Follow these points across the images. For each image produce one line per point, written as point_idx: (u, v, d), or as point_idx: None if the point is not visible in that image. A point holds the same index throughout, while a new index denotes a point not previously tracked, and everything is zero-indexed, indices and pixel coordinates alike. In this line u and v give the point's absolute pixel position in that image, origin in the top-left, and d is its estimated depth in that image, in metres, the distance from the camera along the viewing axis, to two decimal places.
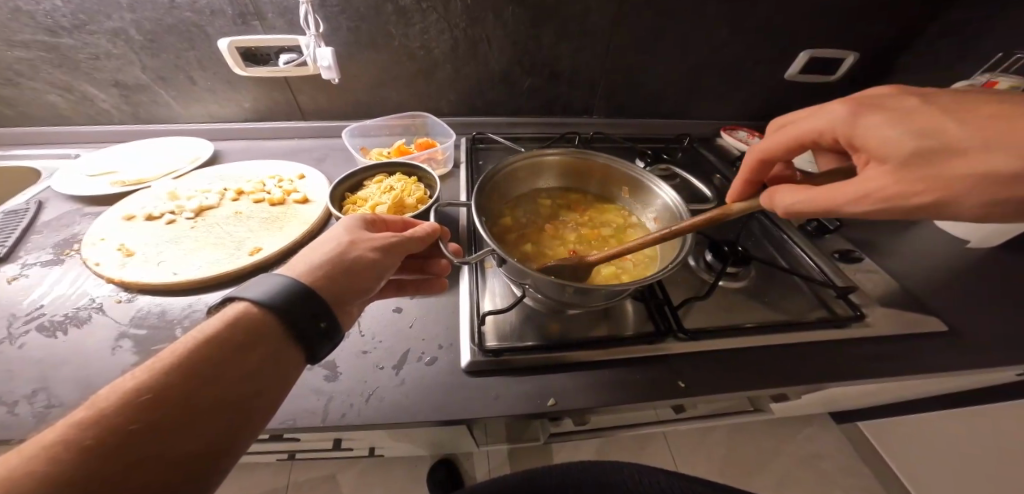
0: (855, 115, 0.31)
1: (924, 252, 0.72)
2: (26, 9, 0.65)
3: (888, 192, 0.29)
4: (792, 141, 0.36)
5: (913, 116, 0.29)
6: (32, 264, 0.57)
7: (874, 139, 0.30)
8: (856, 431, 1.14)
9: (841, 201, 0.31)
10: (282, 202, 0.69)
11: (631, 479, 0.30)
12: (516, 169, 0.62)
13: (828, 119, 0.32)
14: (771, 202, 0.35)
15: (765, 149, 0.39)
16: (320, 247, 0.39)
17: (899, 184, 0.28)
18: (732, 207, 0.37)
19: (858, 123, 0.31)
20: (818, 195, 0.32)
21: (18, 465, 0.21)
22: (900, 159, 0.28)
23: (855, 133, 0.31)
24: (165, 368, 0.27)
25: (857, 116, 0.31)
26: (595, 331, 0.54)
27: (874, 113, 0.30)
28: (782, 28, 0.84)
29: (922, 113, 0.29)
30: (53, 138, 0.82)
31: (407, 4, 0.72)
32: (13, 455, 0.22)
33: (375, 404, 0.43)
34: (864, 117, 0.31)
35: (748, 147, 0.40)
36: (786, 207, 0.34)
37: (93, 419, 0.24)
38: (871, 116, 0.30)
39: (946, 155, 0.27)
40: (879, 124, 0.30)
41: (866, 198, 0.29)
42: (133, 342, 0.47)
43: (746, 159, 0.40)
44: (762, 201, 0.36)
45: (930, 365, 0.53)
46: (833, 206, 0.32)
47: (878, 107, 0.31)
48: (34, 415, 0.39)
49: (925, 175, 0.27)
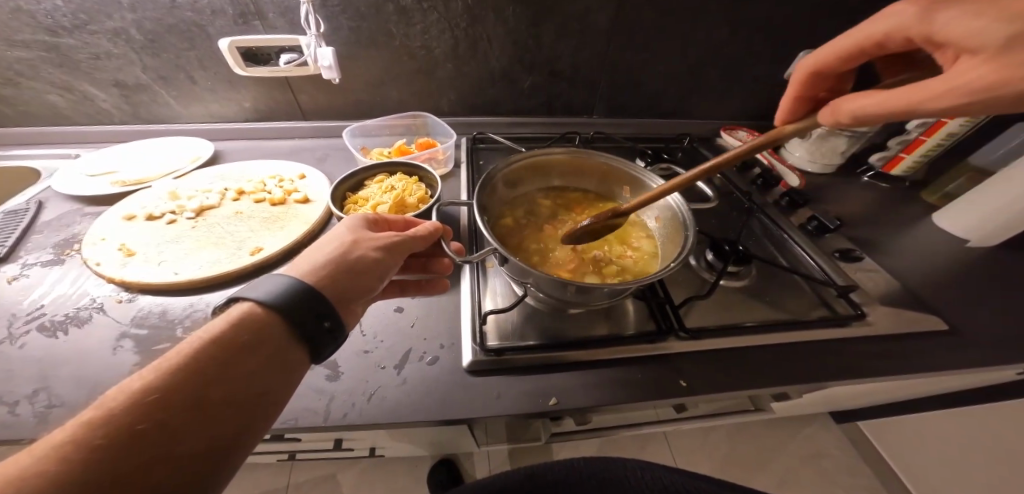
0: (928, 11, 0.28)
1: (924, 251, 0.72)
2: (26, 8, 0.65)
3: (977, 86, 0.25)
4: (853, 48, 0.34)
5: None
6: (32, 264, 0.57)
7: (959, 29, 0.26)
8: (856, 430, 1.15)
9: (920, 99, 0.27)
10: (283, 201, 0.69)
11: (633, 477, 0.30)
12: (515, 169, 0.62)
13: (895, 19, 0.30)
14: (836, 113, 0.32)
15: (818, 62, 0.37)
16: (324, 246, 0.39)
17: (994, 73, 0.24)
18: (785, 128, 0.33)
19: (934, 17, 0.28)
20: (888, 98, 0.29)
21: (29, 464, 0.21)
22: (997, 46, 0.24)
23: (936, 27, 0.28)
24: (173, 368, 0.27)
25: (931, 9, 0.28)
26: (596, 330, 0.54)
27: (955, 1, 0.27)
28: (782, 28, 0.84)
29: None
30: (53, 138, 0.82)
31: (408, 4, 0.72)
32: (22, 455, 0.22)
33: (377, 403, 0.43)
34: (942, 11, 0.27)
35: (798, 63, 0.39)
36: (851, 112, 0.31)
37: (102, 418, 0.24)
38: (952, 7, 0.27)
39: None
40: (960, 12, 0.26)
41: (951, 94, 0.26)
42: (134, 342, 0.47)
43: (799, 72, 0.39)
44: (820, 118, 0.33)
45: (931, 364, 0.53)
46: (905, 109, 0.28)
47: None
48: (35, 415, 0.39)
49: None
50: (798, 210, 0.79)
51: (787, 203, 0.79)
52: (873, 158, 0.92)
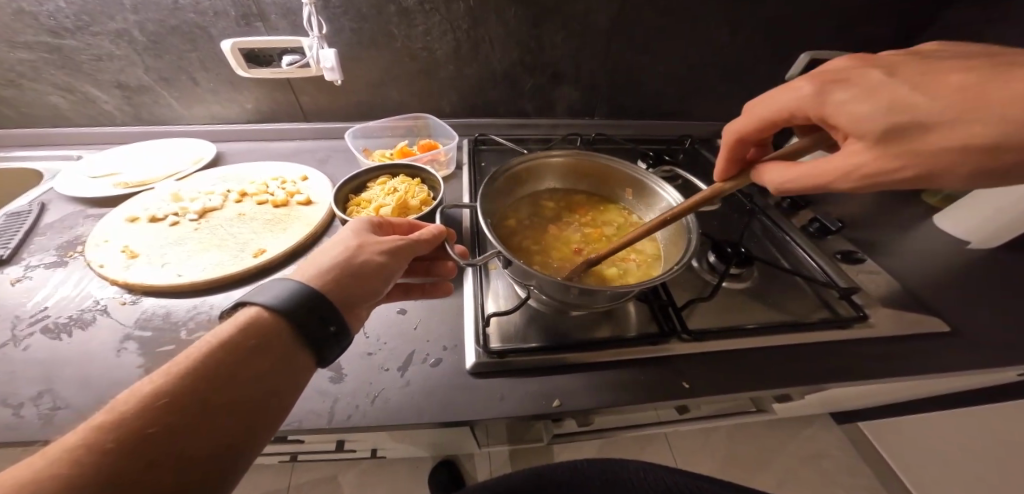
0: (820, 94, 0.30)
1: (925, 252, 0.73)
2: (29, 10, 0.65)
3: (869, 171, 0.28)
4: (764, 121, 0.35)
5: (880, 91, 0.27)
6: (36, 266, 0.57)
7: (845, 117, 0.29)
8: (856, 431, 1.15)
9: (829, 178, 0.30)
10: (286, 203, 0.69)
11: (635, 476, 0.30)
12: (519, 171, 0.62)
13: (795, 98, 0.31)
14: (764, 180, 0.35)
15: (741, 129, 0.37)
16: (330, 250, 0.40)
17: (876, 163, 0.28)
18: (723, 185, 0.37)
19: (828, 101, 0.29)
20: (805, 175, 0.31)
21: (43, 467, 0.22)
22: (878, 135, 0.27)
23: (827, 111, 0.30)
24: (182, 372, 0.27)
25: (823, 93, 0.30)
26: (599, 332, 0.54)
27: (840, 88, 0.29)
28: (783, 30, 0.84)
29: (888, 86, 0.27)
30: (55, 140, 0.82)
31: (410, 6, 0.72)
32: (35, 459, 0.22)
33: (381, 405, 0.43)
34: (832, 95, 0.29)
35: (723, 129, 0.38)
36: (777, 185, 0.34)
37: (113, 421, 0.24)
38: (840, 94, 0.29)
39: (920, 130, 0.26)
40: (847, 101, 0.28)
41: (849, 177, 0.29)
42: (138, 344, 0.47)
43: (723, 139, 0.39)
44: (752, 177, 0.36)
45: (932, 366, 0.53)
46: (821, 184, 0.31)
47: (844, 83, 0.29)
48: (40, 417, 0.39)
49: (906, 148, 0.26)
50: (799, 211, 0.79)
51: (789, 205, 0.79)
52: None
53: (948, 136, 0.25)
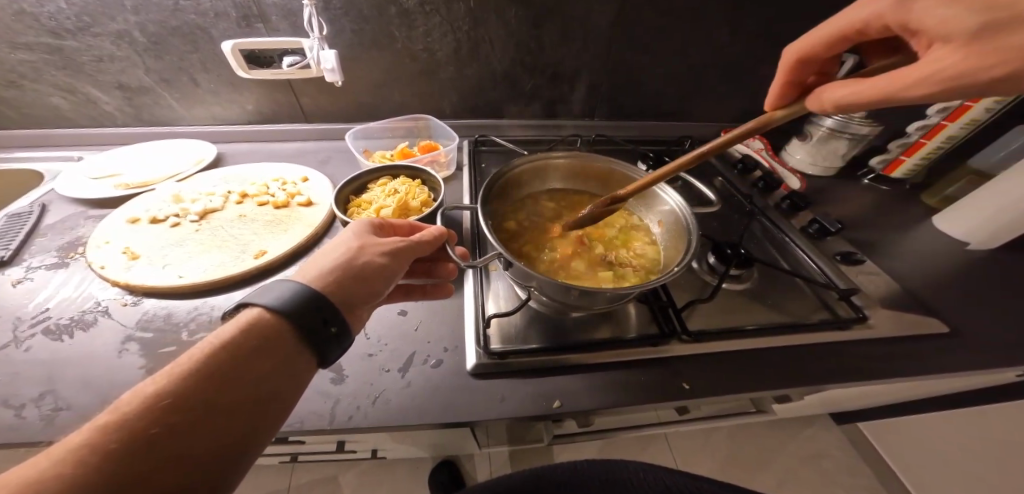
0: (902, 1, 0.32)
1: (924, 253, 0.73)
2: (30, 11, 0.65)
3: (949, 73, 0.28)
4: (836, 35, 0.38)
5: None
6: (37, 267, 0.57)
7: (930, 19, 0.30)
8: (856, 431, 1.15)
9: (895, 88, 0.31)
10: (287, 204, 0.69)
11: (636, 476, 0.30)
12: (520, 172, 0.62)
13: (874, 9, 0.33)
14: (819, 100, 0.35)
15: (804, 50, 0.40)
16: (332, 251, 0.40)
17: (962, 63, 0.28)
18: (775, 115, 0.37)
19: (912, 4, 0.31)
20: (869, 88, 0.32)
21: (47, 468, 0.22)
22: (966, 37, 0.28)
23: (911, 13, 0.31)
24: (184, 373, 0.27)
25: (906, 1, 0.31)
26: (597, 334, 0.54)
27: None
28: (784, 30, 0.84)
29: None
30: (56, 141, 0.82)
31: (411, 6, 0.72)
32: (38, 459, 0.23)
33: (382, 406, 0.43)
34: (917, 1, 0.30)
35: (787, 48, 0.42)
36: (833, 102, 0.34)
37: (116, 422, 0.24)
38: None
39: (1017, 24, 0.26)
40: (933, 3, 0.29)
41: (923, 82, 0.29)
42: (140, 345, 0.48)
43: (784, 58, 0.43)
44: (806, 103, 0.37)
45: (932, 366, 0.53)
46: (887, 97, 0.32)
47: None
48: (42, 417, 0.39)
49: (998, 45, 0.27)
50: (799, 213, 0.79)
51: (789, 206, 0.79)
52: (874, 162, 0.90)
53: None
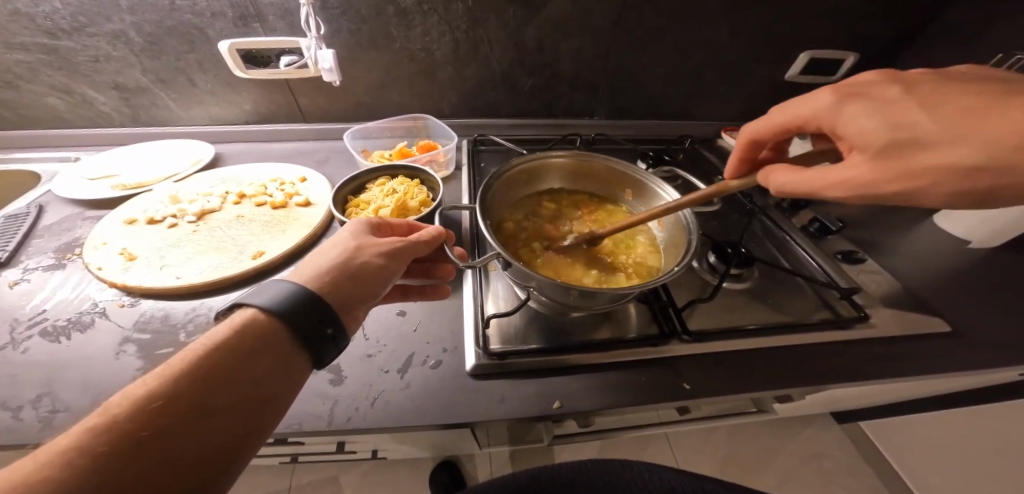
0: (839, 105, 0.33)
1: (926, 252, 0.73)
2: (25, 11, 0.64)
3: (861, 182, 0.31)
4: (780, 127, 0.39)
5: (892, 105, 0.31)
6: (34, 268, 0.57)
7: (851, 129, 0.32)
8: (857, 430, 1.15)
9: (823, 186, 0.33)
10: (285, 204, 0.69)
11: (638, 478, 0.30)
12: (519, 171, 0.62)
13: (816, 105, 0.34)
14: (767, 182, 0.36)
15: (757, 131, 0.41)
16: (329, 251, 0.40)
17: (874, 171, 0.30)
18: (730, 183, 0.39)
19: (843, 111, 0.33)
20: (806, 180, 0.34)
21: (35, 470, 0.21)
22: (876, 148, 0.30)
23: (838, 123, 0.33)
24: (177, 374, 0.27)
25: (840, 106, 0.33)
26: (598, 334, 0.54)
27: (857, 102, 0.32)
28: (784, 30, 0.84)
29: (902, 100, 0.30)
30: (54, 141, 0.82)
31: (408, 6, 0.71)
32: (27, 460, 0.22)
33: (381, 407, 0.43)
34: (848, 106, 0.33)
35: (738, 130, 0.42)
36: (778, 186, 0.36)
37: (106, 424, 0.24)
38: (854, 105, 0.32)
39: (915, 146, 0.29)
40: (860, 111, 0.32)
41: (844, 185, 0.31)
42: (137, 346, 0.47)
43: (740, 137, 0.43)
44: (757, 179, 0.37)
45: (935, 365, 0.53)
46: (815, 191, 0.34)
47: (861, 97, 0.32)
48: (39, 419, 0.39)
49: (900, 163, 0.29)
50: (800, 211, 0.79)
51: (789, 205, 0.79)
52: None
53: (936, 154, 0.28)
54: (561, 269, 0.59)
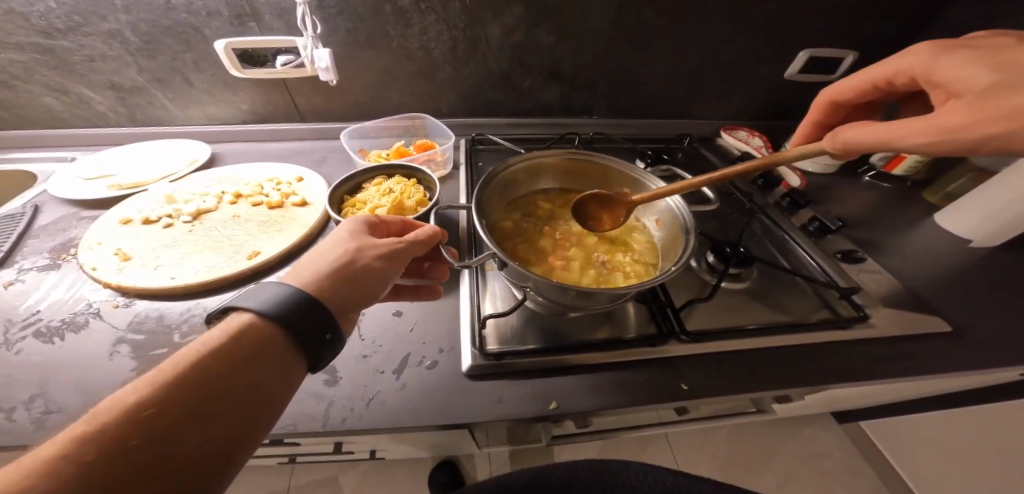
0: (936, 55, 0.36)
1: (926, 251, 0.72)
2: (20, 10, 0.64)
3: (953, 123, 0.31)
4: (867, 84, 0.44)
5: (997, 53, 0.32)
6: (29, 269, 0.57)
7: (953, 74, 0.34)
8: (858, 430, 1.14)
9: (906, 132, 0.32)
10: (281, 204, 0.68)
11: (636, 478, 0.30)
12: (516, 170, 0.61)
13: (913, 58, 0.38)
14: (833, 139, 0.36)
15: (833, 95, 0.48)
16: (326, 252, 0.39)
17: (971, 111, 0.31)
18: (788, 153, 0.37)
19: (940, 59, 0.36)
20: (883, 129, 0.34)
21: (17, 479, 0.21)
22: (977, 91, 0.32)
23: (937, 70, 0.36)
24: (169, 380, 0.27)
25: (937, 56, 0.36)
26: (596, 334, 0.53)
27: (957, 51, 0.35)
28: (783, 28, 0.83)
29: (1011, 49, 0.32)
30: (50, 141, 0.82)
31: (405, 5, 0.71)
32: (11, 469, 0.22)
33: (377, 408, 0.43)
34: (949, 55, 0.35)
35: (819, 93, 0.49)
36: (844, 139, 0.36)
37: (94, 432, 0.24)
38: (954, 53, 0.35)
39: (1018, 87, 0.30)
40: (960, 58, 0.34)
41: (926, 129, 0.32)
42: (132, 347, 0.47)
43: (817, 100, 0.50)
44: (825, 139, 0.37)
45: (936, 365, 0.53)
46: (888, 142, 0.34)
47: (961, 48, 0.35)
48: (32, 421, 0.39)
49: (997, 104, 0.30)
50: (799, 210, 0.78)
51: (789, 203, 0.78)
52: None
53: None
54: (556, 269, 0.58)
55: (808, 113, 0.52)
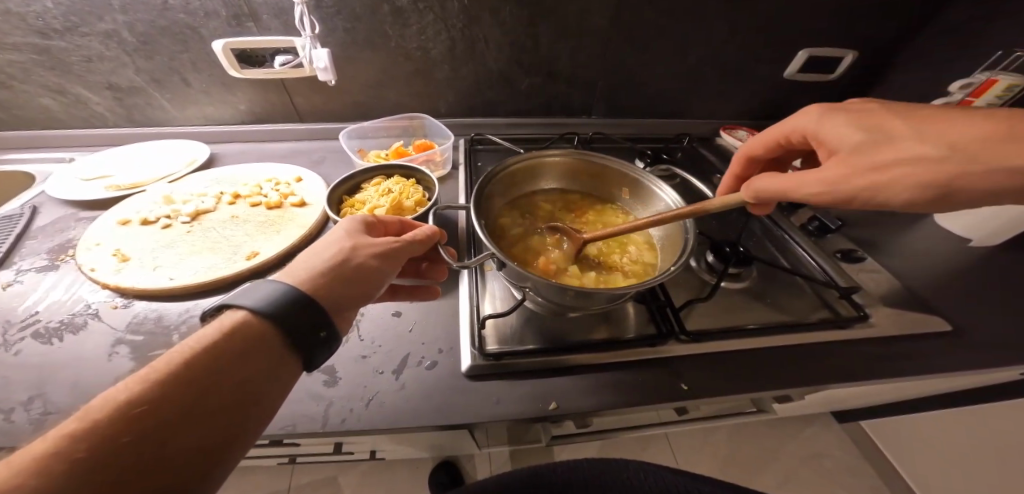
0: (824, 115, 0.42)
1: (926, 250, 0.72)
2: (17, 11, 0.64)
3: (834, 176, 0.38)
4: (772, 141, 0.50)
5: (865, 117, 0.39)
6: (27, 270, 0.57)
7: (834, 133, 0.41)
8: (858, 430, 1.14)
9: (798, 184, 0.39)
10: (280, 205, 0.68)
11: (635, 477, 0.30)
12: (515, 170, 0.61)
13: (805, 117, 0.44)
14: (748, 189, 0.42)
15: (750, 150, 0.53)
16: (323, 250, 0.39)
17: (843, 167, 0.38)
18: (709, 205, 0.43)
19: (826, 118, 0.42)
20: (782, 181, 0.40)
21: (7, 476, 0.21)
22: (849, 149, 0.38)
23: (821, 129, 0.42)
24: (161, 378, 0.27)
25: (825, 116, 0.42)
26: (595, 334, 0.53)
27: (839, 114, 0.41)
28: (782, 28, 0.83)
29: (878, 112, 0.39)
30: (48, 142, 0.82)
31: (403, 5, 0.71)
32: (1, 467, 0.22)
33: (376, 409, 0.43)
34: (830, 117, 0.42)
35: (738, 149, 0.55)
36: (755, 189, 0.41)
37: (86, 429, 0.23)
38: (837, 115, 0.41)
39: (883, 143, 0.37)
40: (842, 120, 0.41)
41: (814, 181, 0.38)
42: (130, 348, 0.47)
43: (737, 155, 0.55)
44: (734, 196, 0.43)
45: (935, 365, 0.53)
46: (787, 191, 0.40)
47: (842, 110, 0.42)
48: (31, 422, 0.39)
49: (865, 159, 0.37)
50: (799, 210, 0.78)
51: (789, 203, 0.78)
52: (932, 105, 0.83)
53: (896, 150, 0.36)
54: (569, 250, 0.59)
55: (730, 168, 0.57)
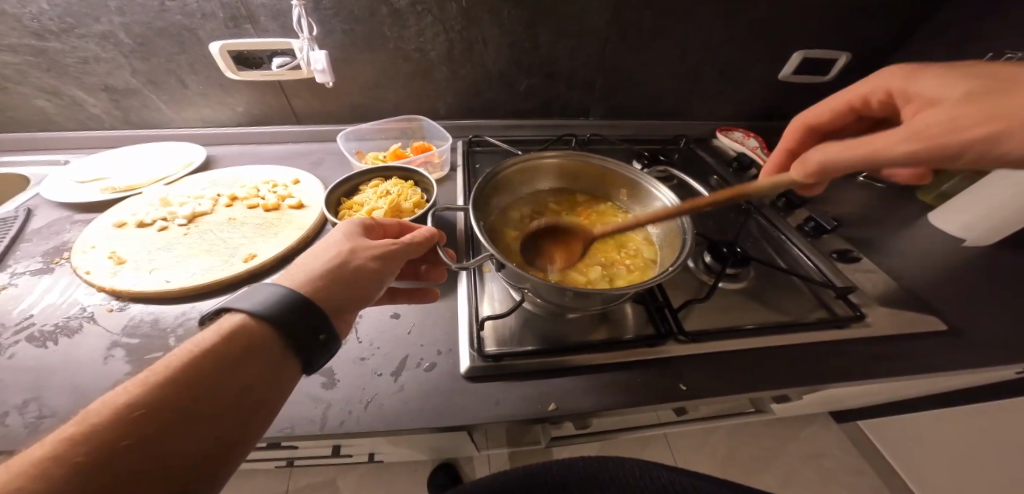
0: (911, 71, 0.39)
1: (922, 250, 0.73)
2: (12, 12, 0.63)
3: (922, 133, 0.31)
4: (843, 105, 0.47)
5: (967, 72, 0.34)
6: (22, 273, 0.56)
7: (929, 89, 0.36)
8: (857, 429, 1.15)
9: (880, 144, 0.33)
10: (277, 207, 0.68)
11: (631, 475, 0.30)
12: (514, 172, 0.62)
13: (891, 73, 0.41)
14: (806, 163, 0.37)
15: (809, 117, 0.50)
16: (321, 253, 0.39)
17: (942, 121, 0.31)
18: (748, 187, 0.37)
19: (915, 73, 0.38)
20: (848, 145, 0.35)
21: (5, 480, 0.21)
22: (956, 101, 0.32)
23: (912, 86, 0.38)
24: (160, 381, 0.26)
25: (911, 73, 0.39)
26: (594, 335, 0.53)
27: (927, 71, 0.37)
28: (778, 30, 0.84)
29: (971, 68, 0.34)
30: (44, 144, 0.81)
31: (401, 7, 0.71)
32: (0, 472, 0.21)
33: (375, 411, 0.43)
34: (922, 73, 0.37)
35: (795, 115, 0.51)
36: (818, 157, 0.36)
37: (84, 433, 0.23)
38: (927, 72, 0.37)
39: (1001, 94, 0.30)
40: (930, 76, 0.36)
41: (903, 139, 0.32)
42: (126, 351, 0.46)
43: (793, 124, 0.51)
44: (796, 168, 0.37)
45: (932, 364, 0.53)
46: (859, 153, 0.34)
47: (936, 66, 0.37)
48: (26, 426, 0.38)
49: (971, 108, 0.31)
50: (795, 210, 0.79)
51: (784, 204, 0.79)
52: None
53: (1019, 99, 0.29)
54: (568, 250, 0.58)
55: (780, 140, 0.53)
